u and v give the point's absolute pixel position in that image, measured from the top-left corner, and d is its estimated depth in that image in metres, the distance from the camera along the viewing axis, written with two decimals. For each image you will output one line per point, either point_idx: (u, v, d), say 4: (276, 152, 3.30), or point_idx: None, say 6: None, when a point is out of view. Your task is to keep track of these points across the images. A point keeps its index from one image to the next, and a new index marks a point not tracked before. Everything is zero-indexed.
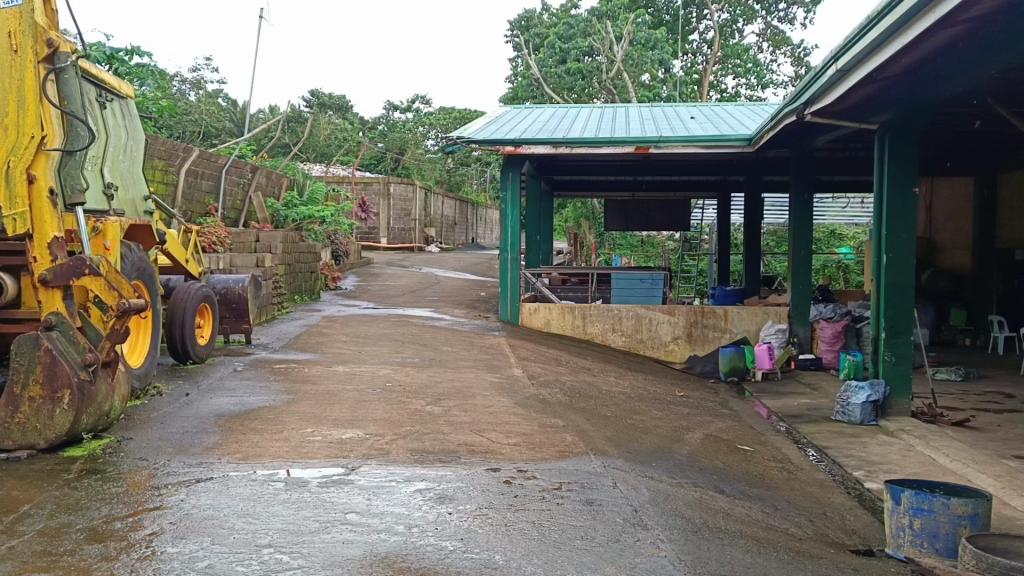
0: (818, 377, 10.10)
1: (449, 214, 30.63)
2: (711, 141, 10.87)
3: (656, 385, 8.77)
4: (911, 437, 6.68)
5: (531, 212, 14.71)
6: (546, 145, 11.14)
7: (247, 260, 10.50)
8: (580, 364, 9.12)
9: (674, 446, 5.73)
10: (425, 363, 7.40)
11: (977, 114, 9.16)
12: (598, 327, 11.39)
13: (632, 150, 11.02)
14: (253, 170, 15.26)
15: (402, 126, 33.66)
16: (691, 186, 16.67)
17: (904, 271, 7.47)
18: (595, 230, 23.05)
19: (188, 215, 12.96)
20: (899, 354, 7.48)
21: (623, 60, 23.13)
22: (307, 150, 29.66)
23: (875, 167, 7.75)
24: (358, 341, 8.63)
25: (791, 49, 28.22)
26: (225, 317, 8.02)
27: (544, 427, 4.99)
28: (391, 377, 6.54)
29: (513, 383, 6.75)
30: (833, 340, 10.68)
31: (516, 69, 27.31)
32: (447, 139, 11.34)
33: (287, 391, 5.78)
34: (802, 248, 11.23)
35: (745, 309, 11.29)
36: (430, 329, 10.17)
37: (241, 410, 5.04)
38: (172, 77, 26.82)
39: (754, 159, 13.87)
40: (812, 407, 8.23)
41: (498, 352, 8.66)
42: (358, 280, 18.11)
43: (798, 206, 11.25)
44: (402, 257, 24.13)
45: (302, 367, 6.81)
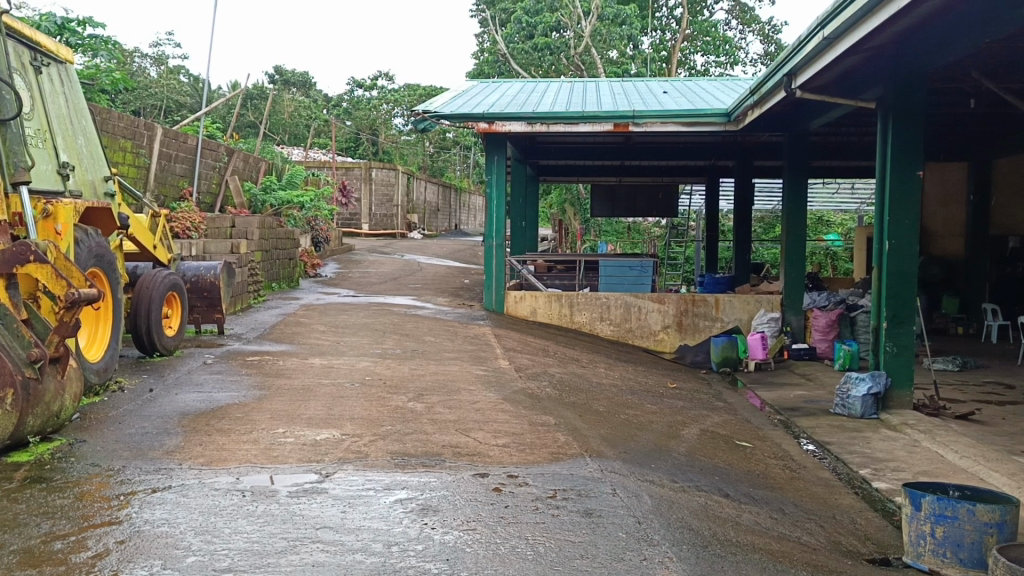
0: (813, 367, 9.83)
1: (432, 199, 30.24)
2: (688, 118, 10.49)
3: (647, 377, 8.46)
4: (916, 432, 6.40)
5: (516, 198, 14.36)
6: (519, 122, 10.76)
7: (222, 246, 10.07)
8: (568, 355, 8.80)
9: (671, 444, 5.41)
10: (407, 355, 7.05)
11: (972, 93, 8.88)
12: (585, 316, 11.08)
13: (610, 128, 10.65)
14: (230, 153, 14.92)
15: (366, 103, 32.58)
16: (677, 171, 16.36)
17: (907, 257, 7.19)
18: (580, 216, 22.50)
19: (161, 199, 12.51)
20: (901, 345, 7.21)
21: (590, 35, 22.91)
22: (278, 130, 29.21)
23: (877, 149, 7.45)
24: (337, 332, 8.27)
25: (761, 28, 28.04)
26: (196, 307, 7.63)
27: (534, 426, 4.65)
28: (372, 369, 6.19)
29: (500, 376, 6.42)
30: (827, 329, 10.44)
31: (483, 45, 26.94)
32: (415, 115, 10.96)
33: (259, 385, 5.42)
34: (796, 234, 10.92)
35: (736, 298, 11.00)
36: (412, 317, 9.81)
37: (207, 408, 4.67)
38: (133, 53, 26.16)
39: (745, 142, 13.56)
40: (809, 399, 7.95)
41: (484, 342, 8.31)
42: (338, 266, 17.72)
43: (791, 191, 10.94)
44: (384, 243, 23.79)
45: (276, 360, 6.44)
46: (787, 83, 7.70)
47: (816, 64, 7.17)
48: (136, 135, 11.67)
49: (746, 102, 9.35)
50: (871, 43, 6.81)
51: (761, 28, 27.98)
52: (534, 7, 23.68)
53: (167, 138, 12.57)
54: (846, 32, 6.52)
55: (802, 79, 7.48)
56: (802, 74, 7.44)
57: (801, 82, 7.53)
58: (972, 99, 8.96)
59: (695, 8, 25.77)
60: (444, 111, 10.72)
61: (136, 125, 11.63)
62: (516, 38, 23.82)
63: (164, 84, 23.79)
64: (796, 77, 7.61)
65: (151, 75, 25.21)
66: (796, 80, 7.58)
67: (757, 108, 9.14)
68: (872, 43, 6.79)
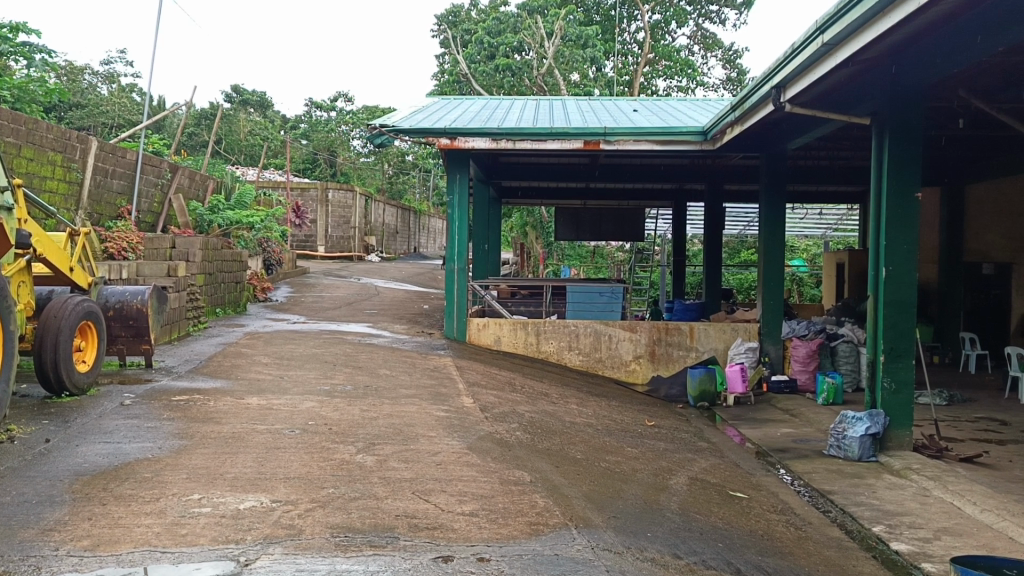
0: (794, 401, 9.22)
1: (390, 221, 29.44)
2: (664, 135, 9.89)
3: (622, 414, 7.74)
4: (924, 479, 5.78)
5: (480, 220, 13.73)
6: (484, 138, 10.09)
7: (157, 268, 9.17)
8: (537, 389, 8.07)
9: (661, 499, 4.70)
10: (358, 393, 6.24)
11: (961, 112, 8.41)
12: (553, 345, 10.40)
13: (580, 146, 10.00)
14: (174, 170, 14.00)
15: (324, 127, 31.36)
16: (645, 195, 15.82)
17: (906, 285, 6.61)
18: (543, 240, 21.94)
19: (94, 218, 11.56)
20: (900, 382, 6.62)
21: (553, 56, 22.44)
22: (233, 150, 28.27)
23: (872, 168, 6.89)
24: (281, 365, 7.44)
25: (724, 52, 27.87)
26: (120, 337, 6.77)
27: (507, 485, 3.92)
28: (316, 412, 5.39)
29: (463, 417, 5.67)
30: (807, 359, 9.86)
31: (443, 66, 26.35)
32: (371, 129, 10.21)
33: (181, 434, 4.59)
34: (773, 259, 10.34)
35: (711, 326, 10.39)
36: (367, 347, 9.02)
37: (110, 466, 3.85)
38: (82, 70, 25.12)
39: (717, 163, 13.06)
40: (798, 438, 7.31)
41: (445, 376, 7.54)
42: (290, 290, 16.83)
43: (768, 214, 10.40)
44: (339, 266, 22.93)
45: (206, 400, 5.60)
46: (776, 96, 7.11)
47: (809, 76, 6.57)
48: (67, 147, 10.74)
49: (728, 118, 8.74)
50: (869, 53, 6.23)
51: (724, 52, 27.81)
52: (496, 27, 23.05)
53: (103, 153, 11.67)
54: (845, 40, 5.90)
55: (792, 92, 6.89)
56: (793, 86, 6.86)
57: (792, 96, 6.94)
58: (961, 119, 8.50)
59: (658, 32, 25.54)
60: (404, 125, 10.01)
61: (67, 137, 10.71)
62: (478, 58, 23.22)
63: (114, 102, 22.80)
64: (785, 90, 7.03)
65: (99, 92, 24.15)
66: (786, 93, 7.00)
67: (739, 125, 8.55)
68: (871, 52, 6.20)
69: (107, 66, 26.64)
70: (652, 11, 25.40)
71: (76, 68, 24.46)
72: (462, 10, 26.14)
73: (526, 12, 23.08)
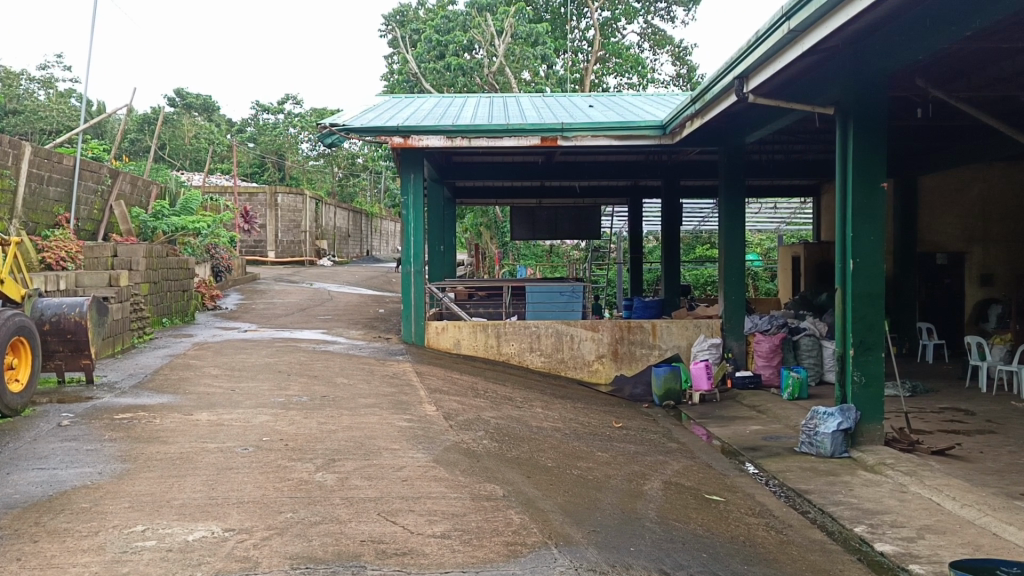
0: (760, 397, 9.12)
1: (342, 225, 28.98)
2: (622, 130, 9.72)
3: (589, 416, 7.53)
4: (900, 474, 5.67)
5: (434, 221, 13.43)
6: (438, 136, 9.82)
7: (98, 278, 8.70)
8: (500, 393, 7.83)
9: (638, 507, 4.49)
10: (315, 404, 5.93)
11: (919, 100, 8.35)
12: (514, 347, 10.17)
13: (537, 142, 9.78)
14: (114, 175, 13.46)
15: (272, 129, 30.94)
16: (601, 192, 15.68)
17: (873, 277, 6.52)
18: (497, 240, 21.72)
19: (30, 226, 11.01)
20: (870, 375, 6.52)
21: (503, 55, 22.21)
22: (177, 155, 27.55)
23: (837, 158, 6.77)
24: (232, 376, 7.09)
25: (673, 49, 27.94)
26: (58, 352, 6.38)
27: (479, 502, 3.67)
28: (270, 426, 5.07)
29: (427, 427, 5.41)
30: (771, 355, 9.78)
31: (392, 66, 25.96)
32: (321, 128, 9.86)
33: (124, 456, 4.25)
34: (733, 254, 10.26)
35: (674, 323, 10.25)
36: (322, 355, 8.69)
37: (44, 497, 3.51)
38: (18, 75, 24.21)
39: (673, 158, 12.96)
40: (768, 436, 7.18)
41: (405, 383, 7.26)
42: (240, 297, 16.35)
43: (727, 209, 10.31)
44: (290, 271, 22.44)
45: (152, 418, 5.24)
46: (740, 86, 6.95)
47: (774, 65, 6.41)
48: None
49: (687, 111, 8.57)
50: (832, 41, 6.09)
51: (673, 49, 27.87)
52: (445, 26, 22.71)
53: (37, 158, 11.12)
54: (812, 27, 5.73)
55: (756, 82, 6.73)
56: (755, 77, 6.71)
57: (755, 86, 6.78)
58: (918, 109, 8.48)
59: (607, 30, 25.51)
60: (355, 124, 9.69)
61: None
62: (427, 57, 22.79)
63: (53, 108, 22.00)
64: (748, 80, 6.86)
65: (36, 98, 23.31)
66: (749, 83, 6.83)
67: (699, 118, 8.38)
68: (833, 40, 6.07)
69: (44, 71, 25.72)
70: (601, 9, 25.37)
71: (11, 73, 23.58)
72: (409, 10, 25.75)
73: (475, 10, 22.82)
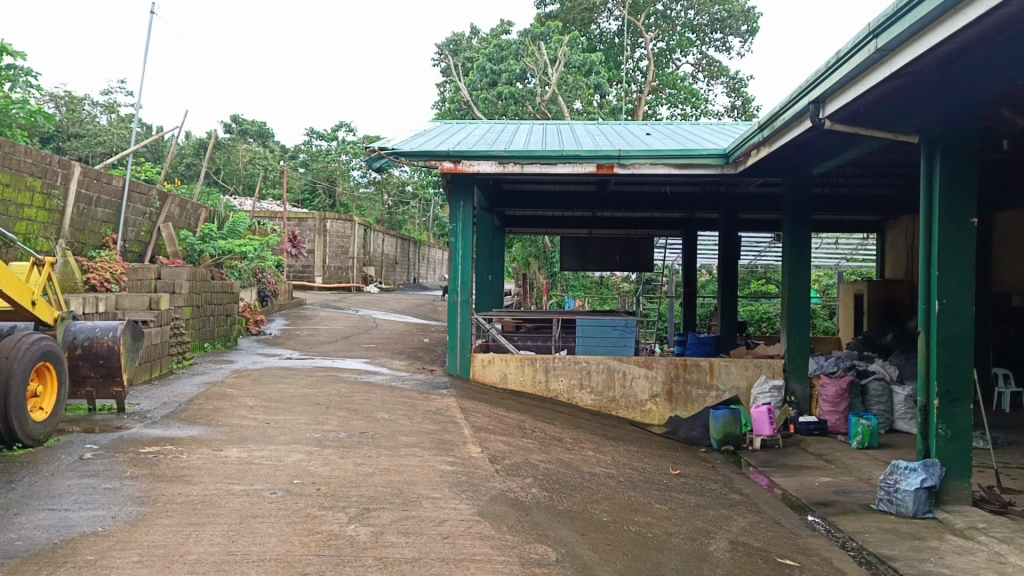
0: (826, 445, 8.53)
1: (390, 252, 28.92)
2: (682, 159, 9.28)
3: (644, 462, 7.02)
4: (995, 540, 5.08)
5: (483, 250, 13.09)
6: (490, 161, 9.49)
7: (138, 301, 8.47)
8: (549, 433, 7.38)
9: (705, 573, 4.00)
10: (353, 442, 5.56)
11: (1005, 132, 7.78)
12: (563, 383, 9.72)
13: (593, 169, 9.38)
14: (163, 198, 13.40)
15: (325, 156, 31.06)
16: (654, 224, 15.21)
17: (960, 320, 5.97)
18: (546, 270, 21.35)
19: (76, 247, 10.91)
20: (956, 428, 5.94)
21: (557, 83, 21.92)
22: (232, 180, 27.80)
23: (920, 192, 6.23)
24: (270, 408, 6.76)
25: (728, 81, 27.46)
26: (89, 378, 6.12)
27: (529, 569, 3.23)
28: (303, 467, 4.69)
29: (471, 472, 4.99)
30: (837, 400, 9.18)
31: (444, 94, 25.92)
32: (370, 152, 9.62)
33: (142, 497, 3.90)
34: (798, 291, 9.70)
35: (733, 362, 9.71)
36: (363, 386, 8.33)
37: (47, 547, 3.16)
38: (82, 99, 24.68)
39: (731, 190, 12.46)
40: (840, 490, 6.61)
41: (449, 420, 6.85)
42: (285, 322, 16.17)
43: (791, 244, 9.79)
44: (338, 297, 22.29)
45: (179, 453, 4.91)
46: (815, 112, 6.45)
47: (855, 88, 5.89)
48: (48, 173, 10.08)
49: (753, 139, 8.07)
50: (919, 65, 5.59)
51: (728, 81, 27.38)
52: (498, 54, 22.52)
53: (86, 178, 11.04)
54: (902, 47, 5.20)
55: (834, 106, 6.22)
56: (832, 103, 6.23)
57: (831, 112, 6.30)
58: (1004, 140, 7.89)
59: (662, 61, 25.16)
60: (405, 148, 9.41)
61: (47, 162, 10.05)
62: (480, 85, 22.61)
63: (113, 132, 22.32)
64: (825, 105, 6.36)
65: (98, 122, 23.69)
66: (826, 108, 6.33)
67: (767, 146, 7.88)
68: (920, 63, 5.57)
69: (106, 96, 26.23)
70: (656, 40, 25.08)
71: (74, 97, 24.01)
72: (463, 39, 25.86)
73: (528, 39, 22.64)
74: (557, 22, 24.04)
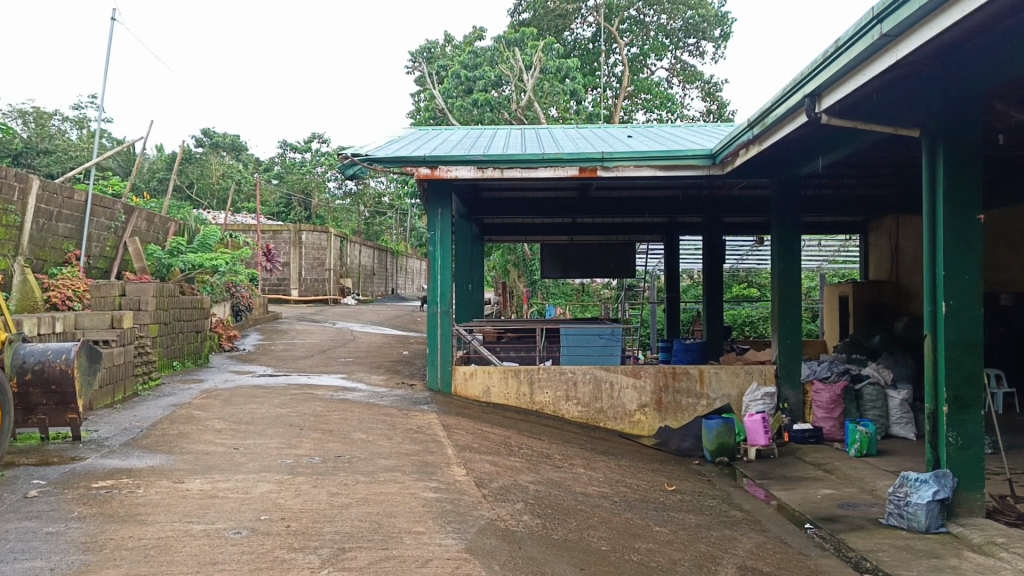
0: (823, 453, 8.21)
1: (367, 263, 28.46)
2: (668, 160, 8.94)
3: (638, 479, 6.65)
4: (1018, 557, 4.76)
5: (461, 259, 12.69)
6: (468, 166, 9.12)
7: (99, 320, 7.97)
8: (536, 450, 6.99)
9: None
10: (327, 468, 5.15)
11: (1001, 126, 7.53)
12: (548, 395, 9.34)
13: (575, 173, 9.04)
14: (129, 211, 12.91)
15: (300, 168, 30.55)
16: (636, 229, 14.88)
17: (969, 322, 5.65)
18: (526, 278, 20.99)
19: (37, 264, 10.40)
20: (967, 436, 5.63)
21: (533, 89, 21.59)
22: (205, 194, 27.23)
23: (924, 188, 5.92)
24: (239, 431, 6.33)
25: (703, 84, 27.30)
26: (41, 406, 5.69)
27: None
28: (271, 500, 4.28)
29: (457, 499, 4.60)
30: (832, 406, 8.89)
31: (418, 103, 25.54)
32: (342, 158, 9.22)
33: (87, 543, 3.47)
34: (789, 294, 9.39)
35: (723, 370, 9.37)
36: (339, 404, 7.92)
37: None
38: (50, 114, 24.06)
39: (714, 192, 12.17)
40: (845, 504, 6.28)
41: (430, 439, 6.46)
42: (259, 337, 15.70)
43: (781, 246, 9.49)
44: (314, 311, 21.78)
45: (135, 487, 4.48)
46: (811, 106, 6.11)
47: (854, 80, 5.54)
48: (3, 187, 9.56)
49: (742, 138, 7.74)
50: (920, 55, 5.27)
51: (702, 85, 27.22)
52: (472, 61, 22.19)
53: (46, 192, 10.52)
54: (907, 34, 4.83)
55: (832, 99, 5.88)
56: (829, 96, 5.91)
57: (828, 105, 5.98)
58: (1001, 133, 7.62)
59: (637, 66, 24.94)
60: (379, 153, 9.00)
61: (3, 175, 9.55)
62: (455, 92, 22.21)
63: (82, 147, 21.74)
64: (822, 98, 6.02)
65: (67, 137, 23.10)
66: (823, 101, 5.99)
67: (757, 145, 7.56)
68: (922, 54, 5.25)
69: (76, 111, 25.63)
70: (630, 45, 24.86)
71: (42, 112, 23.44)
72: (436, 47, 25.52)
73: (502, 46, 22.33)
74: (531, 28, 23.76)
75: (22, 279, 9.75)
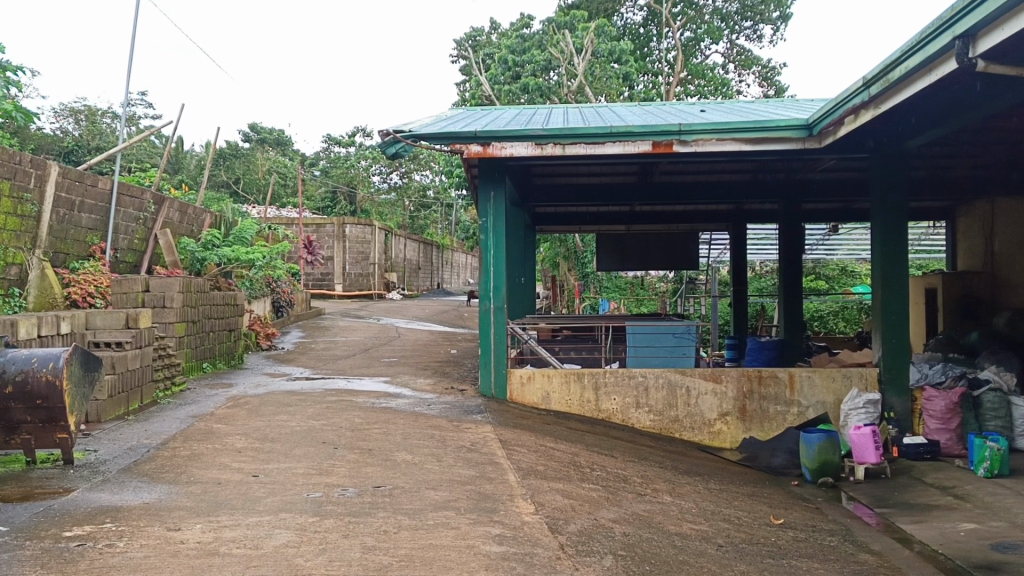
0: (947, 473, 7.01)
1: (412, 257, 27.64)
2: (757, 131, 7.76)
3: (738, 510, 5.51)
4: None
5: (511, 249, 11.60)
6: (525, 142, 8.03)
7: (111, 320, 7.03)
8: (609, 472, 5.90)
9: None
10: (363, 507, 4.12)
11: None
12: (616, 402, 8.23)
13: (649, 149, 7.91)
14: (160, 202, 12.03)
15: (344, 161, 29.76)
16: (700, 216, 13.65)
17: None
18: (577, 271, 19.83)
19: (58, 258, 9.56)
20: None
21: (584, 73, 20.37)
22: (250, 189, 26.59)
23: None
24: (262, 451, 5.35)
25: (761, 70, 25.83)
26: (25, 424, 4.76)
27: None
28: (289, 561, 3.25)
29: (528, 556, 3.54)
30: (947, 416, 7.66)
31: (464, 92, 24.51)
32: (383, 135, 8.18)
33: None
34: (894, 288, 8.10)
35: (818, 373, 8.18)
36: (381, 414, 6.92)
37: None
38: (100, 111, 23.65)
39: (794, 174, 10.91)
40: (1001, 544, 5.08)
41: (487, 461, 5.42)
42: (300, 334, 14.84)
43: (884, 232, 8.19)
44: (359, 307, 20.91)
45: (120, 537, 3.50)
46: (962, 49, 4.86)
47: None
48: (18, 174, 8.63)
49: (853, 102, 6.54)
50: None
51: (761, 69, 25.75)
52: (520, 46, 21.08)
53: (67, 180, 9.65)
54: None
55: (992, 40, 4.64)
56: (989, 38, 4.68)
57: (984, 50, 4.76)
58: None
59: (690, 50, 23.63)
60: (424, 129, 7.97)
61: (16, 161, 8.59)
62: (502, 78, 21.08)
63: None
64: (977, 41, 4.78)
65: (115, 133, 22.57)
66: (980, 44, 4.75)
67: (872, 108, 6.36)
68: None
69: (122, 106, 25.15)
70: (684, 28, 23.53)
71: (92, 109, 22.96)
72: (482, 35, 24.58)
73: (552, 29, 21.23)
74: (581, 10, 22.54)
75: (39, 274, 8.94)
